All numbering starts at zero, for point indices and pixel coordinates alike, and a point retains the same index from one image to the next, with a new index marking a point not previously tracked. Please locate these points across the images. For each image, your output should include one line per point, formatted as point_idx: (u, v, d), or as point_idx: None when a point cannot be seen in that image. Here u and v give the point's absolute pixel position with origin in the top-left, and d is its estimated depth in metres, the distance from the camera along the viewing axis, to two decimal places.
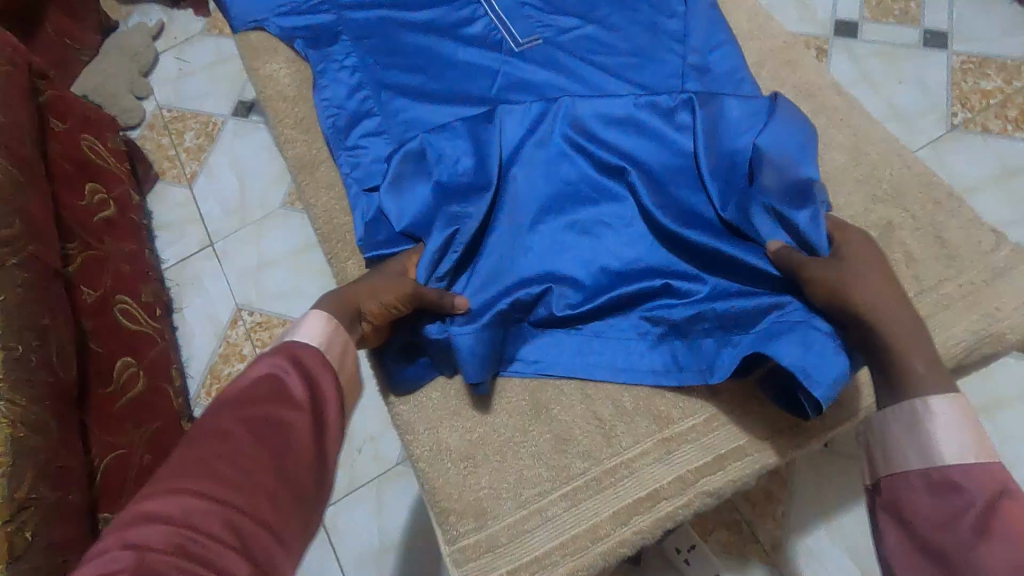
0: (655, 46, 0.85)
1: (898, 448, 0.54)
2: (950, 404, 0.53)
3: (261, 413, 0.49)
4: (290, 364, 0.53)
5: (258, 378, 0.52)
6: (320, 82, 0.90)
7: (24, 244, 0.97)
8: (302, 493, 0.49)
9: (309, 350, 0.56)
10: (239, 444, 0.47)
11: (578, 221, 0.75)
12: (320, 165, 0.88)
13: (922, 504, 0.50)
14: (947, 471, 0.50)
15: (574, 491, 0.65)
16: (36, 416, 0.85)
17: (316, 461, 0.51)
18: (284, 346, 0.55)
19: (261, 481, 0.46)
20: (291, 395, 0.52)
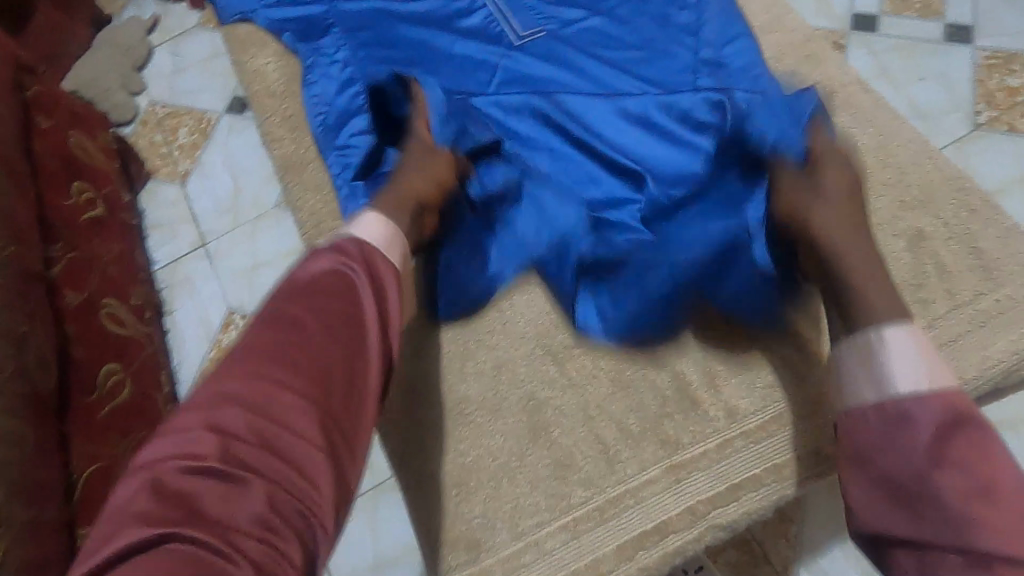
0: (666, 39, 0.80)
1: (854, 383, 0.54)
2: (903, 332, 0.53)
3: (331, 314, 0.55)
4: (356, 265, 0.58)
5: (329, 275, 0.57)
6: (309, 78, 0.85)
7: (4, 247, 0.93)
8: (368, 392, 0.55)
9: (373, 252, 0.60)
10: (312, 345, 0.54)
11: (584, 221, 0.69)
12: (309, 165, 0.83)
13: (878, 436, 0.52)
14: (902, 404, 0.51)
15: (574, 523, 0.60)
16: (11, 428, 0.81)
17: (382, 359, 0.57)
18: (348, 242, 0.60)
19: (329, 379, 0.53)
20: (357, 296, 0.57)
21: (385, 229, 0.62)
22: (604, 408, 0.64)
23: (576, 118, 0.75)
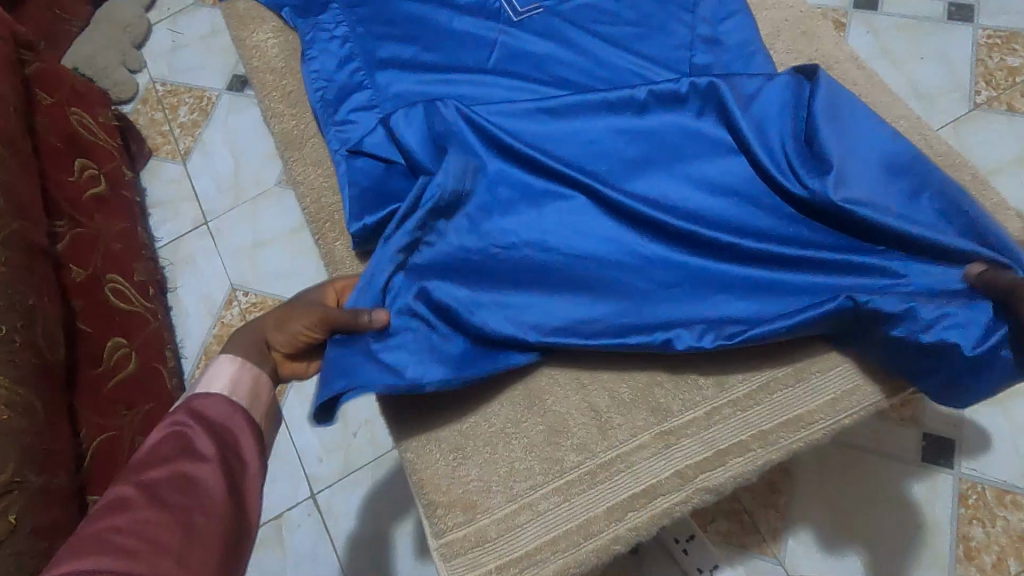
0: (662, 15, 0.80)
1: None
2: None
3: (165, 475, 0.48)
4: (194, 420, 0.53)
5: (163, 440, 0.51)
6: (308, 54, 0.85)
7: (9, 222, 0.95)
8: (215, 549, 0.47)
9: (219, 401, 0.55)
10: (144, 511, 0.46)
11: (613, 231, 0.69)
12: (308, 141, 0.83)
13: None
14: None
15: (567, 485, 0.62)
16: (21, 397, 0.83)
17: (230, 508, 0.49)
18: (186, 401, 0.54)
19: (161, 545, 0.44)
20: (196, 448, 0.51)
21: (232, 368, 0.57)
22: (598, 379, 0.66)
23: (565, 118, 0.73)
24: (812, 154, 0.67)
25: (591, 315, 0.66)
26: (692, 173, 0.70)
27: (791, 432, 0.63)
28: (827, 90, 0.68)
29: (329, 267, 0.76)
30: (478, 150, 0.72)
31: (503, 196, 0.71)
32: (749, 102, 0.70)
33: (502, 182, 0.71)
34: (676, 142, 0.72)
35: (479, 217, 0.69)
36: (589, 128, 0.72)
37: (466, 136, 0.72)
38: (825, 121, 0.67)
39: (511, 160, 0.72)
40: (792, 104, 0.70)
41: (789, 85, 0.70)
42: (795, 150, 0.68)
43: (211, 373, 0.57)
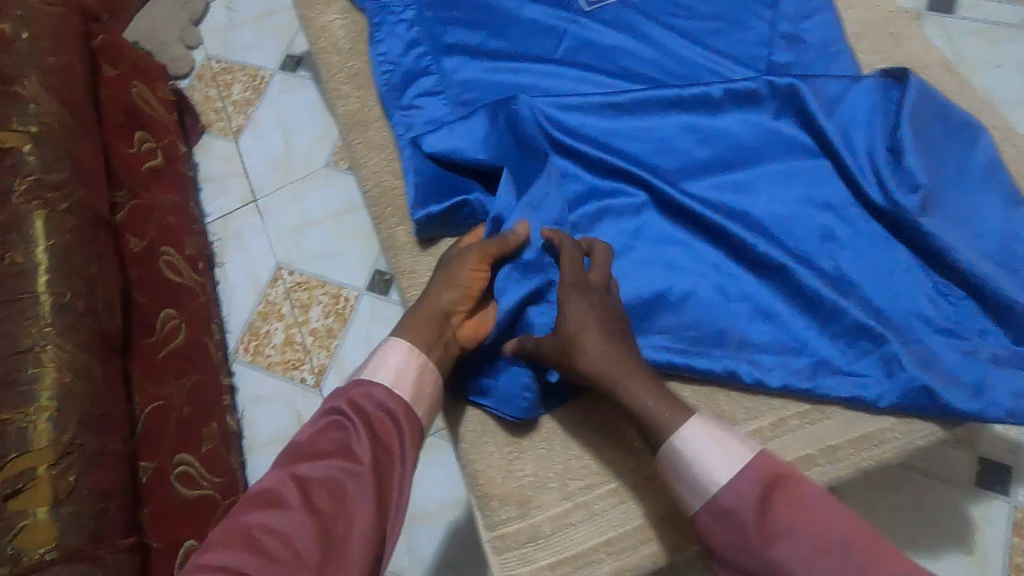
0: (741, 10, 0.77)
1: (678, 490, 0.53)
2: (691, 427, 0.53)
3: (322, 472, 0.50)
4: (357, 417, 0.54)
5: (325, 430, 0.53)
6: (375, 36, 0.84)
7: (73, 191, 0.97)
8: (351, 563, 0.47)
9: (380, 394, 0.56)
10: (300, 508, 0.48)
11: (680, 237, 0.68)
12: (373, 123, 0.82)
13: (708, 534, 0.51)
14: (722, 494, 0.50)
15: (624, 487, 0.61)
16: (83, 362, 0.86)
17: (377, 518, 0.50)
18: (351, 386, 0.56)
19: (303, 551, 0.46)
20: (353, 450, 0.52)
21: (387, 350, 0.59)
22: (658, 383, 0.65)
23: (636, 115, 0.72)
24: (901, 165, 0.64)
25: (660, 321, 0.65)
26: (766, 181, 0.69)
27: (866, 449, 0.61)
28: (914, 98, 0.66)
29: (389, 251, 0.76)
30: (552, 148, 0.72)
31: (569, 197, 0.71)
32: (831, 107, 0.68)
33: (570, 182, 0.71)
34: (750, 147, 0.70)
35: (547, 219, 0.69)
36: (663, 129, 0.71)
37: (537, 133, 0.72)
38: (911, 131, 0.65)
39: (579, 156, 0.71)
40: (883, 108, 0.67)
41: (875, 89, 0.68)
42: (882, 159, 0.65)
43: (372, 358, 0.59)
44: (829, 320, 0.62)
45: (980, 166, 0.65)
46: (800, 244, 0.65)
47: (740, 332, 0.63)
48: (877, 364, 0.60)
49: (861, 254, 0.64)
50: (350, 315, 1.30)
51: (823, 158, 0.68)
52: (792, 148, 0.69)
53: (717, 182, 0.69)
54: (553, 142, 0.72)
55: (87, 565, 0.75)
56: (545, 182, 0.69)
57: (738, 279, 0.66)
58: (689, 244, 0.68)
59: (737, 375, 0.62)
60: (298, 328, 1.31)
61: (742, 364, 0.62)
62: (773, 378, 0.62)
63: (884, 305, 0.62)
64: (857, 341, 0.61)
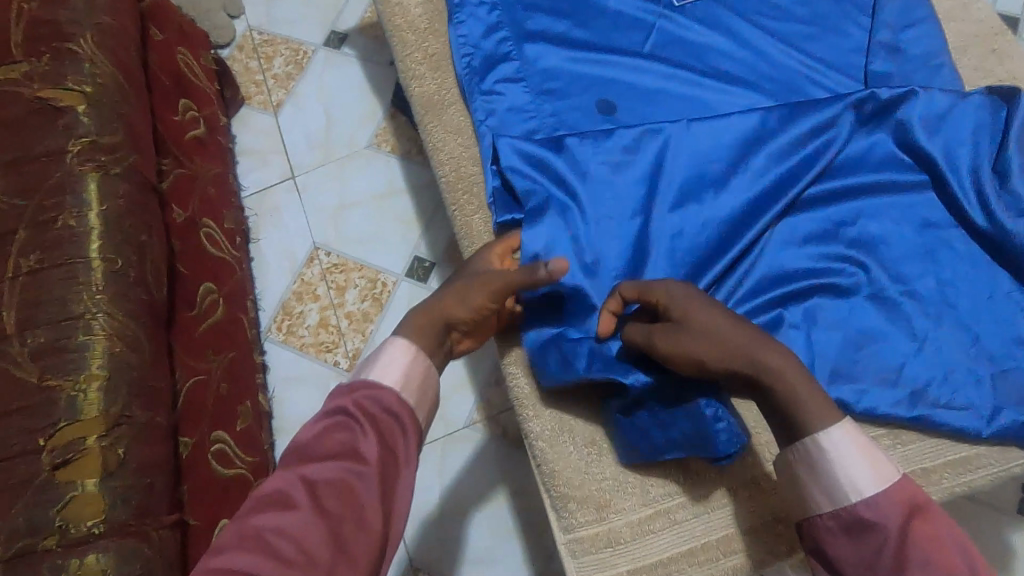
0: (838, 17, 0.76)
1: (803, 490, 0.52)
2: (841, 430, 0.51)
3: (328, 475, 0.51)
4: (364, 419, 0.54)
5: (332, 431, 0.53)
6: (455, 17, 0.82)
7: (127, 154, 0.92)
8: (360, 561, 0.49)
9: (387, 396, 0.56)
10: (307, 513, 0.49)
11: (773, 248, 0.66)
12: (449, 107, 0.79)
13: (829, 540, 0.50)
14: (859, 509, 0.49)
15: (707, 498, 0.60)
16: (134, 334, 0.82)
17: (383, 521, 0.51)
18: (357, 389, 0.56)
19: (313, 554, 0.47)
20: (361, 451, 0.52)
21: (397, 353, 0.58)
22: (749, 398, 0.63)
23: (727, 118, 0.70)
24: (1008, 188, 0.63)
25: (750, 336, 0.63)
26: (865, 203, 0.67)
27: (956, 473, 0.60)
28: (1023, 119, 0.64)
29: (464, 240, 0.75)
30: (641, 157, 0.69)
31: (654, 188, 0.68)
32: (936, 121, 0.66)
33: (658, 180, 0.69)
34: (846, 161, 0.68)
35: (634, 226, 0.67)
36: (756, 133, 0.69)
37: (629, 141, 0.70)
38: (1018, 153, 0.64)
39: (668, 153, 0.69)
40: (991, 126, 0.65)
41: (981, 108, 0.66)
42: (987, 179, 0.64)
43: (375, 359, 0.59)
44: (932, 348, 0.61)
45: None
46: (900, 268, 0.64)
47: (833, 349, 0.62)
48: (978, 389, 0.59)
49: (960, 277, 0.63)
50: (387, 301, 1.28)
51: (924, 177, 0.67)
52: (889, 161, 0.68)
53: (812, 198, 0.67)
54: (642, 142, 0.70)
55: (134, 540, 0.72)
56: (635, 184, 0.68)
57: (837, 302, 0.63)
58: (789, 264, 0.65)
59: (842, 403, 0.59)
60: (333, 310, 1.29)
61: (845, 393, 0.60)
62: (878, 407, 0.59)
63: (984, 333, 0.61)
64: (954, 365, 0.60)
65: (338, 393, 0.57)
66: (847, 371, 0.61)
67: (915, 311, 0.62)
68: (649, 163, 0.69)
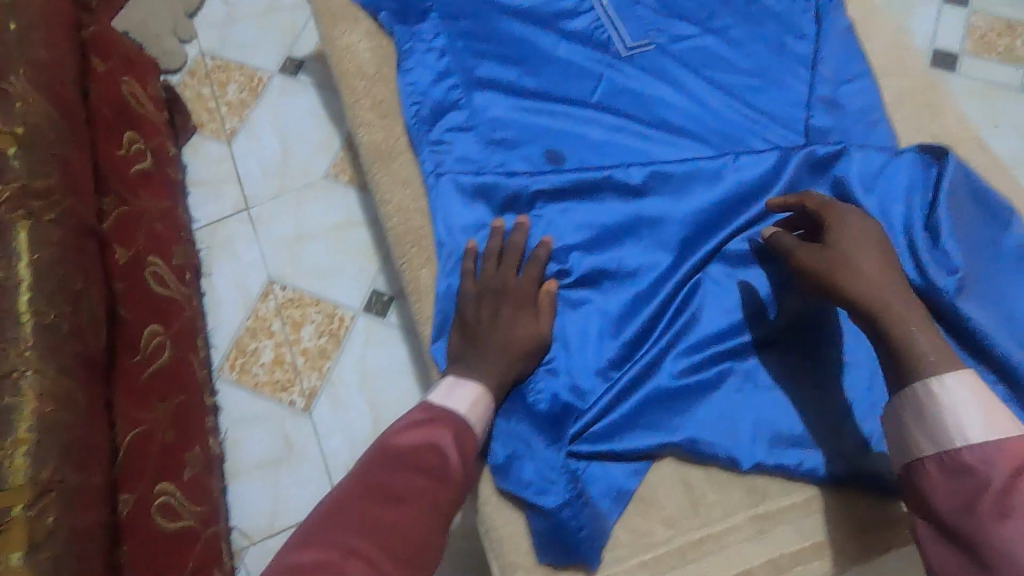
0: (780, 69, 0.78)
1: (910, 434, 0.53)
2: (958, 377, 0.52)
3: (425, 490, 0.54)
4: (454, 446, 0.58)
5: (427, 452, 0.56)
6: (404, 64, 0.81)
7: (61, 197, 0.89)
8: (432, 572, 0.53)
9: (471, 441, 0.59)
10: (404, 518, 0.52)
11: (719, 305, 0.67)
12: (397, 156, 0.78)
13: (931, 485, 0.50)
14: (961, 454, 0.49)
15: (653, 561, 0.60)
16: (68, 390, 0.78)
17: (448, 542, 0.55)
18: (453, 428, 0.59)
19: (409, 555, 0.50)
20: (450, 476, 0.56)
21: (478, 397, 0.61)
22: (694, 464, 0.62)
23: (671, 172, 0.72)
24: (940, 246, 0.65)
25: (693, 398, 0.63)
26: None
27: (900, 531, 0.60)
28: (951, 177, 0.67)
29: (412, 294, 0.73)
30: (584, 218, 0.71)
31: (596, 243, 0.70)
32: (871, 178, 0.68)
33: (604, 236, 0.70)
34: (788, 214, 0.69)
35: (579, 286, 0.69)
36: (700, 189, 0.71)
37: (573, 202, 0.72)
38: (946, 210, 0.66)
39: (611, 207, 0.72)
40: (923, 184, 0.68)
41: (913, 164, 0.68)
42: (920, 237, 0.65)
43: (459, 392, 0.61)
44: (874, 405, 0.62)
45: (1014, 247, 0.66)
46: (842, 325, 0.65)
47: (774, 407, 0.63)
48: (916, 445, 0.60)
49: None
50: (344, 336, 1.26)
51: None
52: None
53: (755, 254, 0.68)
54: (588, 199, 0.72)
55: None
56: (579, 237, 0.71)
57: (780, 359, 0.64)
58: (732, 322, 0.66)
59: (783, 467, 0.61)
60: (289, 346, 1.26)
61: (787, 457, 0.61)
62: (818, 468, 0.61)
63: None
64: None
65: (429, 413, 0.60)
66: (787, 432, 0.62)
67: (856, 366, 0.63)
68: (592, 219, 0.71)
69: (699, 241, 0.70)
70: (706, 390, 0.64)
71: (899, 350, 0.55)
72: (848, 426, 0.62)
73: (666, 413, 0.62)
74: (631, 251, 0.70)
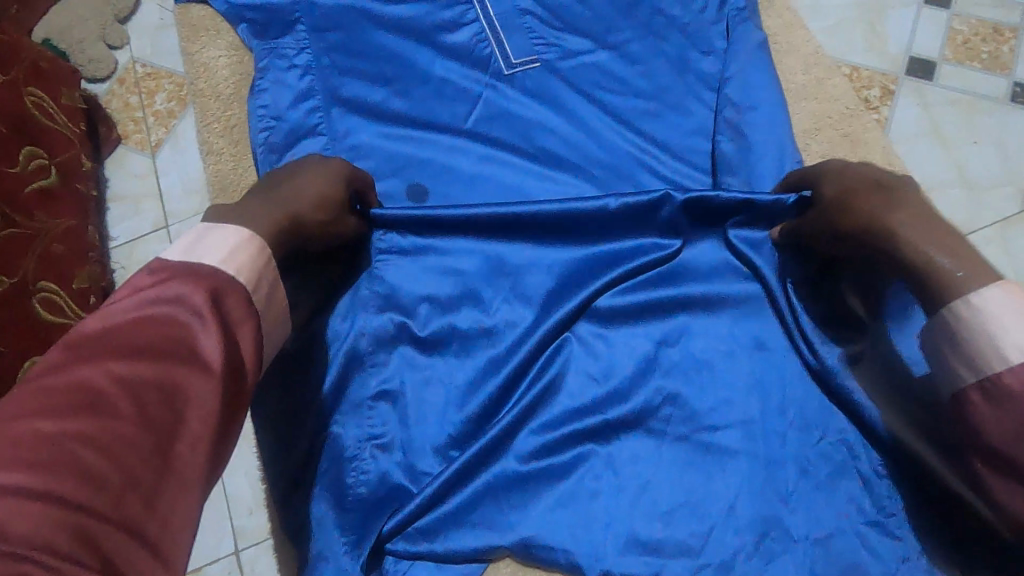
0: (682, 90, 0.68)
1: (943, 362, 0.44)
2: (993, 290, 0.42)
3: (147, 375, 0.37)
4: (203, 304, 0.40)
5: (154, 320, 0.38)
6: (258, 84, 0.72)
7: None
8: (191, 485, 0.37)
9: (233, 292, 0.42)
10: (116, 423, 0.35)
11: (585, 371, 0.58)
12: (243, 191, 0.74)
13: (981, 419, 0.41)
14: (1008, 378, 0.40)
15: None
16: None
17: (215, 439, 0.39)
18: (200, 275, 0.41)
19: (131, 472, 0.35)
20: (198, 350, 0.39)
21: (236, 244, 0.44)
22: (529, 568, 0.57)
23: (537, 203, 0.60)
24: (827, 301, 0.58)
25: (538, 493, 0.55)
26: (692, 320, 0.59)
27: None
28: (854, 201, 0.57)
29: None
30: (434, 264, 0.61)
31: (446, 296, 0.60)
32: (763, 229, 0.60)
33: (457, 290, 0.60)
34: (663, 271, 0.60)
35: (425, 353, 0.59)
36: (573, 232, 0.60)
37: (420, 246, 0.61)
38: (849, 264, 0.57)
39: (469, 251, 0.61)
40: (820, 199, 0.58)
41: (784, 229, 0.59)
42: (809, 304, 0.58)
43: (211, 240, 0.43)
44: (749, 505, 0.54)
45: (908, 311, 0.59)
46: (722, 404, 0.56)
47: (631, 505, 0.54)
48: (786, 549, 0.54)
49: (771, 418, 0.56)
50: None
51: (750, 291, 0.59)
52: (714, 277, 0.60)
53: (624, 315, 0.59)
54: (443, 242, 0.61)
55: None
56: (428, 282, 0.60)
57: (646, 449, 0.56)
58: (591, 399, 0.57)
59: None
60: None
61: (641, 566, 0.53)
62: None
63: (802, 478, 0.55)
64: (762, 534, 0.53)
65: (153, 271, 0.41)
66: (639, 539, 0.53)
67: (731, 454, 0.55)
68: (445, 267, 0.60)
69: (567, 295, 0.59)
70: (553, 479, 0.55)
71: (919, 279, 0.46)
72: (711, 534, 0.53)
73: (503, 509, 0.54)
74: (486, 307, 0.60)
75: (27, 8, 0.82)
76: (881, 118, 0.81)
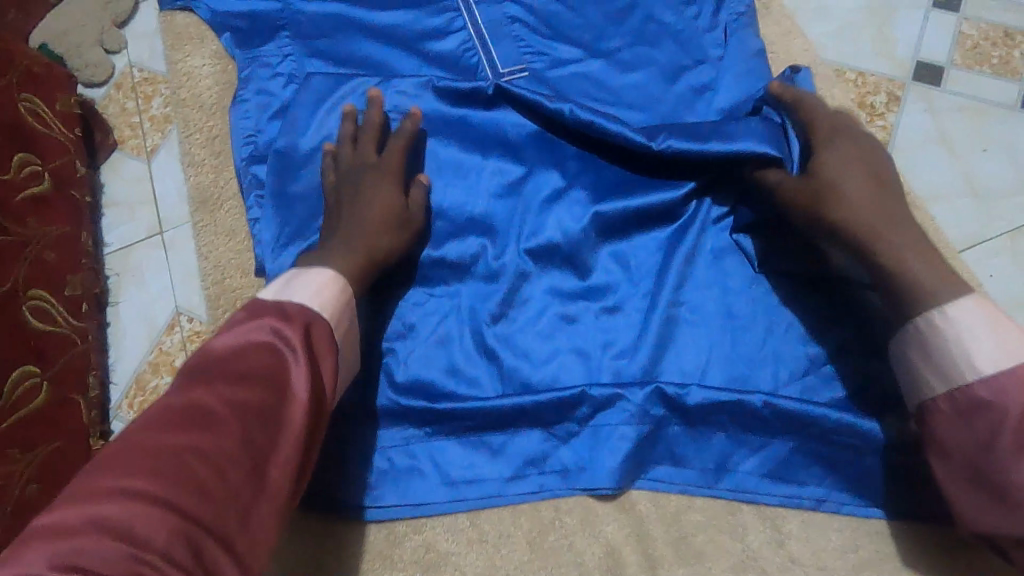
0: (672, 102, 0.67)
1: (917, 373, 0.52)
2: (959, 306, 0.50)
3: (246, 397, 0.44)
4: (294, 340, 0.47)
5: (253, 351, 0.46)
6: (241, 94, 0.71)
7: None
8: (274, 503, 0.43)
9: (318, 322, 0.50)
10: (220, 440, 0.42)
11: (555, 351, 0.63)
12: (224, 204, 0.77)
13: (943, 425, 0.51)
14: (973, 390, 0.49)
15: None
16: None
17: (296, 464, 0.45)
18: (289, 311, 0.49)
19: (233, 487, 0.41)
20: (289, 379, 0.46)
21: (325, 282, 0.53)
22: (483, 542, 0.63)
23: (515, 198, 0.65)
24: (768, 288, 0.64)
25: (497, 465, 0.62)
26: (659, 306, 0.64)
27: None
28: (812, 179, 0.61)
29: None
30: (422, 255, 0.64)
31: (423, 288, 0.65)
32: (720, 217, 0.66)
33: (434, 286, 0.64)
34: (630, 262, 0.65)
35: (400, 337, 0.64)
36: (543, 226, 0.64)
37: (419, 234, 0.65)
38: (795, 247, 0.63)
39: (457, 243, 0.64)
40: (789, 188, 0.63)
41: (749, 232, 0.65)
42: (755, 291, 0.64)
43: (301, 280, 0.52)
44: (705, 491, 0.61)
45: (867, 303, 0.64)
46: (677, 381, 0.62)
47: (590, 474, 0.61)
48: (718, 522, 0.63)
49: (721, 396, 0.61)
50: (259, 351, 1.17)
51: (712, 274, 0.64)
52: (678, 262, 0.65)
53: (579, 304, 0.64)
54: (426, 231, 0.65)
55: None
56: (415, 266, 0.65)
57: (606, 429, 0.61)
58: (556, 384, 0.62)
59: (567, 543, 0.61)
60: None
61: None
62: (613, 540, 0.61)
63: (756, 471, 0.61)
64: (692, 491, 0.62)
65: (251, 308, 0.49)
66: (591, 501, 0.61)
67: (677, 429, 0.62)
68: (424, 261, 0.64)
69: (542, 283, 0.64)
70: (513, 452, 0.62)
71: (894, 287, 0.53)
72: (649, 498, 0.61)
73: (472, 479, 0.62)
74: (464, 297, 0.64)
75: (23, 11, 0.78)
76: (886, 126, 0.79)
